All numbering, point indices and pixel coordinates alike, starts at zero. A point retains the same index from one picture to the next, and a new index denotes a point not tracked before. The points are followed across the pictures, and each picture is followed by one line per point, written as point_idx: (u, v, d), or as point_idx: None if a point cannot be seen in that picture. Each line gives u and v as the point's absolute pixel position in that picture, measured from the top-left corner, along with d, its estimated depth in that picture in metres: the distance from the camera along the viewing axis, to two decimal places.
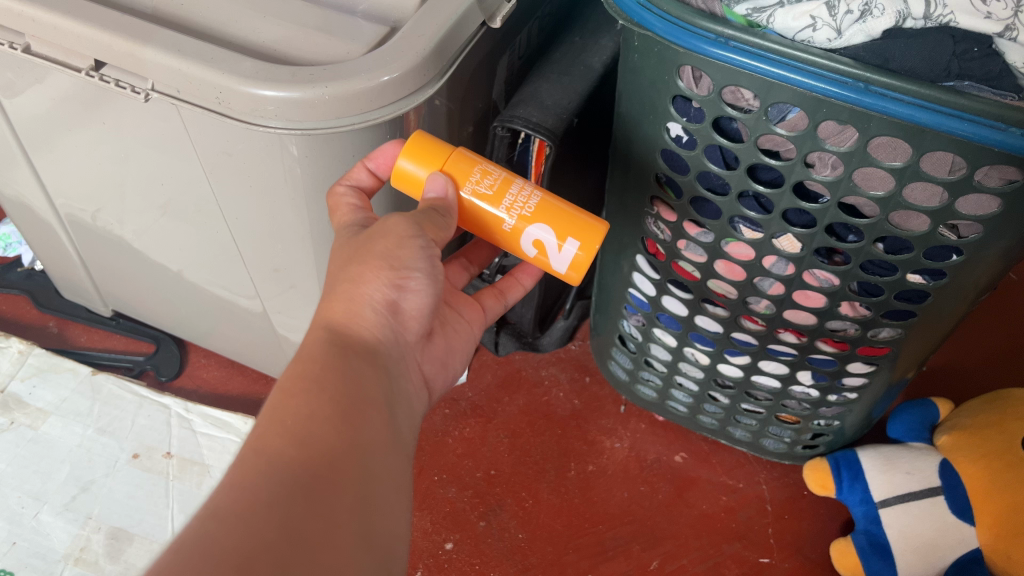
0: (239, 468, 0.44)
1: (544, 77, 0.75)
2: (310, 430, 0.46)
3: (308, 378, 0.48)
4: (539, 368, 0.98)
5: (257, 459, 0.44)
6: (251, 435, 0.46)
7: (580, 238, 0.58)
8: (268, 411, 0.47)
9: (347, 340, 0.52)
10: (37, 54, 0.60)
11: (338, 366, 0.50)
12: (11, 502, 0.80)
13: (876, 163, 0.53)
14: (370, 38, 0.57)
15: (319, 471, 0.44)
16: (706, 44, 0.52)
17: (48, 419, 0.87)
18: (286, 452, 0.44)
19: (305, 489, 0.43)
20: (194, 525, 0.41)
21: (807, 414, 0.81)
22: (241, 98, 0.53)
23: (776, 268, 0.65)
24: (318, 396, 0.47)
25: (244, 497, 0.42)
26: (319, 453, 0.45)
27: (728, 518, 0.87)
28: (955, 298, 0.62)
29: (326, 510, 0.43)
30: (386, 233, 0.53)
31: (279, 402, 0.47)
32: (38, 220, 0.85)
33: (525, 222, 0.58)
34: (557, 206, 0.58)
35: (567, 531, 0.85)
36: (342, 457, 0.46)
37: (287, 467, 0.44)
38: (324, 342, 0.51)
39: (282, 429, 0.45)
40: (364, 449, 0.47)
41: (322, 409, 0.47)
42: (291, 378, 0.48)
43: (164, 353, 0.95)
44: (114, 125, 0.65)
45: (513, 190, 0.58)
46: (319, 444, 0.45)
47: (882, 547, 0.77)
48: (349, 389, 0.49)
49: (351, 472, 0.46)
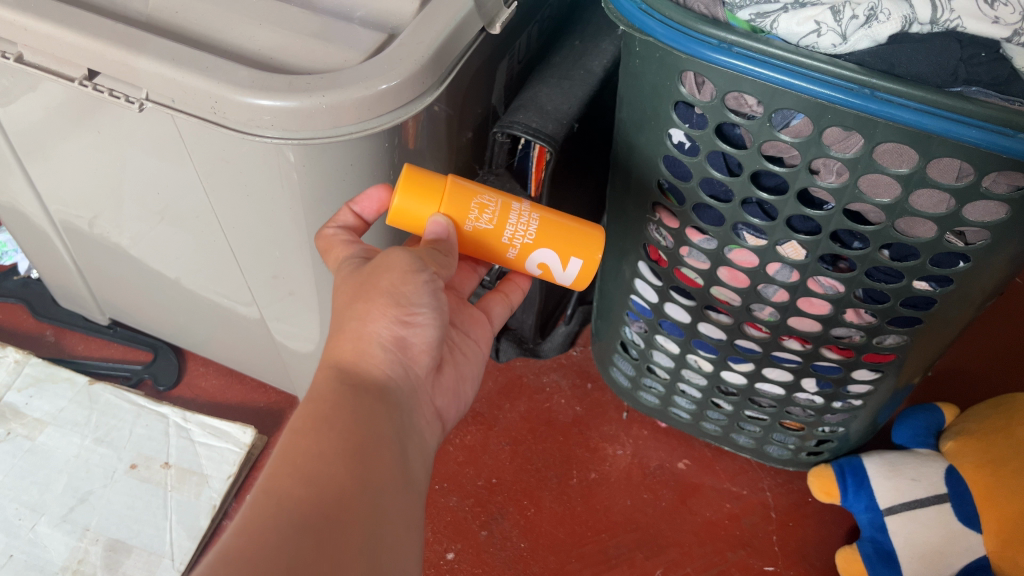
0: (249, 509, 0.44)
1: (543, 82, 0.74)
2: (320, 470, 0.46)
3: (318, 416, 0.48)
4: (541, 374, 0.98)
5: (267, 499, 0.44)
6: (263, 473, 0.46)
7: (582, 255, 0.61)
8: (278, 448, 0.47)
9: (356, 377, 0.51)
10: (30, 63, 0.59)
11: (348, 402, 0.49)
12: (8, 514, 0.80)
13: (882, 170, 0.52)
14: (367, 45, 0.56)
15: (329, 513, 0.44)
16: (709, 50, 0.51)
17: (45, 429, 0.86)
18: (296, 493, 0.45)
19: (316, 531, 0.43)
20: (206, 569, 0.41)
21: (811, 421, 0.80)
22: (237, 108, 0.53)
23: (780, 275, 0.64)
24: (328, 434, 0.47)
25: (254, 540, 0.42)
26: (329, 494, 0.45)
27: (731, 525, 0.86)
28: (962, 305, 0.61)
29: (335, 553, 0.43)
30: (390, 267, 0.53)
31: (289, 441, 0.47)
32: (34, 228, 0.85)
33: (528, 248, 0.60)
34: (559, 228, 0.60)
35: (570, 539, 0.84)
36: (352, 497, 0.46)
37: (297, 508, 0.44)
38: (334, 380, 0.51)
39: (292, 469, 0.46)
40: (374, 488, 0.47)
41: (332, 448, 0.47)
42: (301, 416, 0.48)
43: (162, 361, 0.94)
44: (109, 134, 0.64)
45: (512, 221, 0.59)
46: (329, 484, 0.45)
47: (888, 555, 0.77)
48: (360, 425, 0.49)
49: (361, 513, 0.46)
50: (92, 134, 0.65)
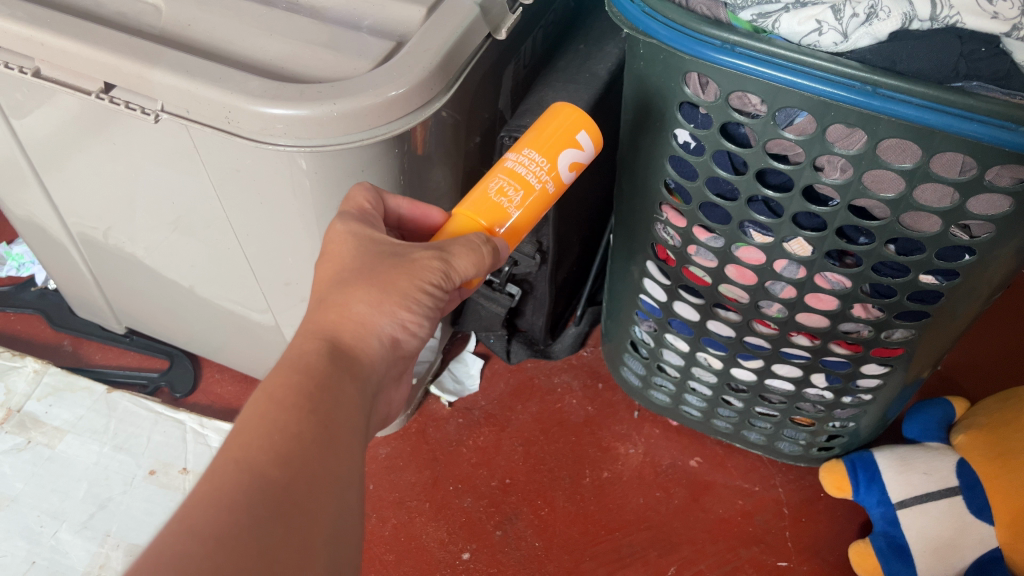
0: (216, 482, 0.39)
1: (550, 86, 0.75)
2: (296, 450, 0.41)
3: (302, 392, 0.44)
4: (551, 375, 0.98)
5: (238, 473, 0.40)
6: (230, 441, 0.42)
7: (584, 130, 0.59)
8: (246, 418, 0.42)
9: (347, 357, 0.47)
10: (47, 77, 0.60)
11: (332, 386, 0.45)
12: (30, 521, 0.81)
13: (886, 165, 0.53)
14: (376, 53, 0.57)
15: (299, 501, 0.40)
16: (712, 51, 0.52)
17: (65, 437, 0.87)
18: (268, 474, 0.40)
19: (285, 517, 0.40)
20: (164, 543, 0.37)
21: (822, 416, 0.80)
22: (250, 117, 0.54)
23: (787, 272, 0.65)
24: (307, 414, 0.43)
25: (222, 517, 0.38)
26: (301, 480, 0.41)
27: (744, 522, 0.86)
28: (969, 297, 0.62)
29: (301, 545, 0.40)
30: (413, 273, 0.49)
31: (263, 412, 0.42)
32: (51, 240, 0.86)
33: (553, 173, 0.59)
34: (544, 134, 0.59)
35: (584, 538, 0.85)
36: (321, 485, 0.42)
37: (268, 491, 0.40)
38: (324, 357, 0.46)
39: (267, 444, 0.41)
40: (342, 481, 0.43)
41: (309, 431, 0.42)
42: (279, 388, 0.43)
43: (178, 369, 0.95)
44: (124, 145, 0.65)
45: (518, 167, 0.58)
46: (303, 470, 0.41)
47: (901, 548, 0.77)
48: (338, 413, 0.44)
49: (328, 505, 0.42)
50: (107, 146, 0.67)
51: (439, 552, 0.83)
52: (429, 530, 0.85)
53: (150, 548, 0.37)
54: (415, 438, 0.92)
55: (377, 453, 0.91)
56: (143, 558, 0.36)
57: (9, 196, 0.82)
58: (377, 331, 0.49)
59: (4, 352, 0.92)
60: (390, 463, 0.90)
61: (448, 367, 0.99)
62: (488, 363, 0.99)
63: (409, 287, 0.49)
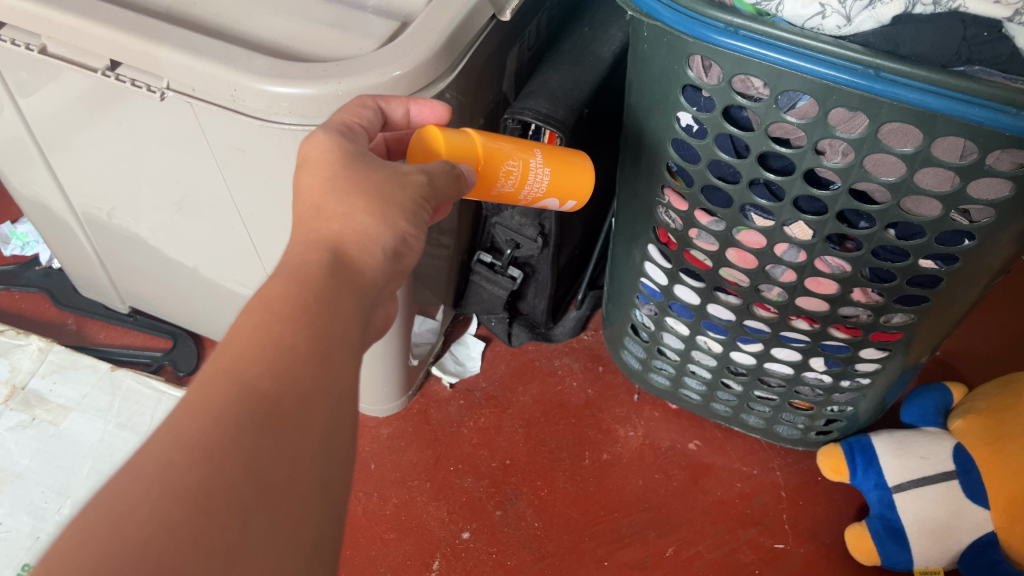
0: (204, 390, 0.35)
1: (554, 68, 0.75)
2: (290, 364, 0.37)
3: (299, 301, 0.39)
4: (553, 358, 0.99)
5: (229, 382, 0.36)
6: (219, 349, 0.37)
7: (578, 200, 0.63)
8: (238, 326, 0.38)
9: (349, 270, 0.42)
10: (54, 55, 0.61)
11: (330, 300, 0.40)
12: (35, 497, 0.81)
13: (887, 149, 0.53)
14: (381, 33, 0.57)
15: (291, 417, 0.36)
16: (716, 34, 0.52)
17: (70, 414, 0.87)
18: (259, 385, 0.36)
19: (278, 433, 0.36)
20: (150, 452, 0.33)
21: (820, 400, 0.81)
22: (255, 95, 0.54)
23: (788, 255, 0.65)
24: (303, 326, 0.39)
25: (212, 428, 0.34)
26: (295, 395, 0.37)
27: (743, 504, 0.87)
28: (968, 282, 0.62)
29: (291, 463, 0.36)
30: (406, 186, 0.46)
31: (257, 321, 0.38)
32: (56, 219, 0.86)
33: (537, 197, 0.62)
34: (567, 175, 0.62)
35: (583, 518, 0.85)
36: (315, 403, 0.37)
37: (259, 402, 0.36)
38: (325, 268, 0.41)
39: (260, 354, 0.37)
40: (340, 400, 0.39)
41: (304, 343, 0.38)
42: (275, 297, 0.39)
43: (182, 348, 0.96)
44: (129, 122, 0.66)
45: (532, 165, 0.60)
46: (297, 383, 0.37)
47: (897, 532, 0.78)
48: (337, 330, 0.40)
49: (319, 423, 0.38)
50: (113, 124, 0.67)
51: (439, 531, 0.84)
52: (430, 509, 0.86)
53: (133, 458, 0.33)
54: (417, 419, 0.93)
55: (379, 434, 0.91)
56: (120, 473, 0.33)
57: (15, 175, 0.82)
58: (380, 243, 0.44)
59: (8, 329, 0.92)
60: (392, 443, 0.91)
61: (450, 348, 0.99)
62: (490, 345, 1.00)
63: (406, 200, 0.45)
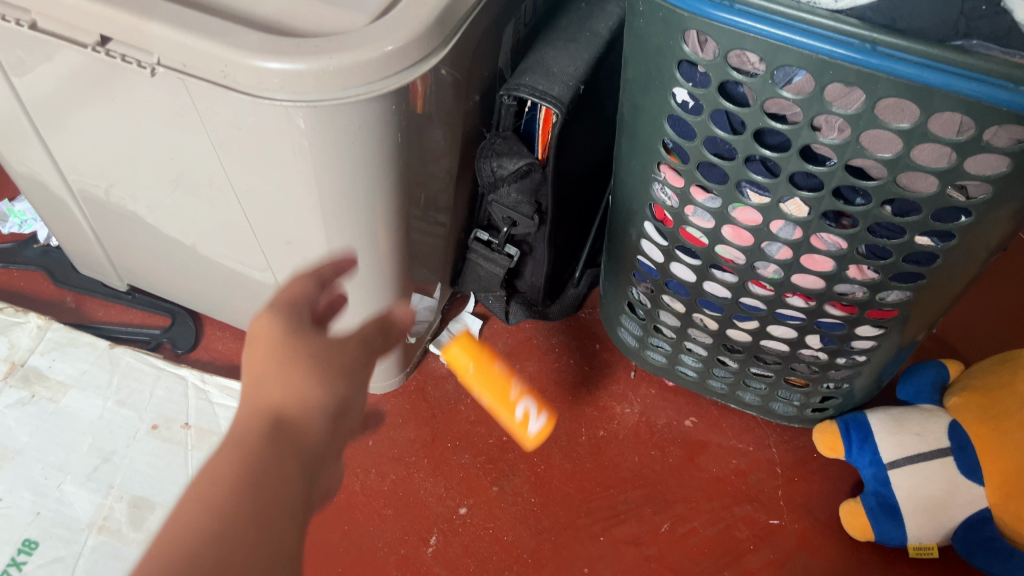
0: (178, 523, 0.39)
1: (550, 44, 0.74)
2: (252, 481, 0.42)
3: (242, 467, 0.43)
4: (550, 336, 0.99)
5: (195, 510, 0.40)
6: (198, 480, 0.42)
7: None
8: (253, 330, 0.49)
9: (290, 434, 0.46)
10: (43, 30, 0.60)
11: (270, 459, 0.44)
12: (35, 473, 0.82)
13: (883, 125, 0.53)
14: (374, 8, 0.57)
15: (262, 517, 0.41)
16: (712, 9, 0.52)
17: (69, 391, 0.87)
18: (230, 505, 0.41)
19: (263, 536, 0.41)
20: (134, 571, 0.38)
21: (816, 377, 0.81)
22: (246, 71, 0.53)
23: (783, 233, 0.65)
24: (247, 490, 0.42)
25: (191, 536, 0.39)
26: (266, 513, 0.42)
27: (738, 480, 0.88)
28: (964, 259, 0.62)
29: (274, 537, 0.41)
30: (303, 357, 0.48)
31: (211, 474, 0.42)
32: (53, 198, 0.86)
33: None
34: None
35: (579, 495, 0.86)
36: (280, 503, 0.43)
37: (233, 526, 0.40)
38: (264, 433, 0.45)
39: (222, 479, 0.42)
40: (294, 473, 0.44)
41: (245, 506, 0.41)
42: (217, 468, 0.42)
43: (180, 326, 0.96)
44: (123, 100, 0.65)
45: None
46: (260, 500, 0.42)
47: (892, 508, 0.78)
48: (278, 470, 0.44)
49: (289, 492, 0.43)
50: (107, 101, 0.66)
51: (437, 507, 0.85)
52: (427, 485, 0.86)
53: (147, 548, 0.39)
54: (415, 397, 0.93)
55: (376, 411, 0.92)
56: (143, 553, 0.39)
57: (11, 153, 0.82)
58: (317, 407, 0.47)
59: (7, 307, 0.92)
60: (389, 420, 0.91)
61: (447, 326, 1.00)
62: (487, 323, 1.00)
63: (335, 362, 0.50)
